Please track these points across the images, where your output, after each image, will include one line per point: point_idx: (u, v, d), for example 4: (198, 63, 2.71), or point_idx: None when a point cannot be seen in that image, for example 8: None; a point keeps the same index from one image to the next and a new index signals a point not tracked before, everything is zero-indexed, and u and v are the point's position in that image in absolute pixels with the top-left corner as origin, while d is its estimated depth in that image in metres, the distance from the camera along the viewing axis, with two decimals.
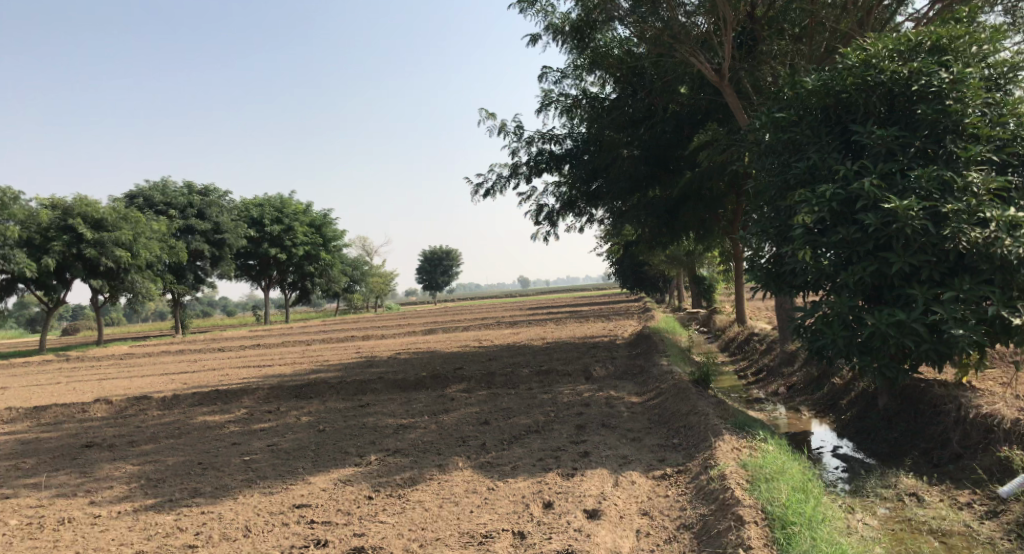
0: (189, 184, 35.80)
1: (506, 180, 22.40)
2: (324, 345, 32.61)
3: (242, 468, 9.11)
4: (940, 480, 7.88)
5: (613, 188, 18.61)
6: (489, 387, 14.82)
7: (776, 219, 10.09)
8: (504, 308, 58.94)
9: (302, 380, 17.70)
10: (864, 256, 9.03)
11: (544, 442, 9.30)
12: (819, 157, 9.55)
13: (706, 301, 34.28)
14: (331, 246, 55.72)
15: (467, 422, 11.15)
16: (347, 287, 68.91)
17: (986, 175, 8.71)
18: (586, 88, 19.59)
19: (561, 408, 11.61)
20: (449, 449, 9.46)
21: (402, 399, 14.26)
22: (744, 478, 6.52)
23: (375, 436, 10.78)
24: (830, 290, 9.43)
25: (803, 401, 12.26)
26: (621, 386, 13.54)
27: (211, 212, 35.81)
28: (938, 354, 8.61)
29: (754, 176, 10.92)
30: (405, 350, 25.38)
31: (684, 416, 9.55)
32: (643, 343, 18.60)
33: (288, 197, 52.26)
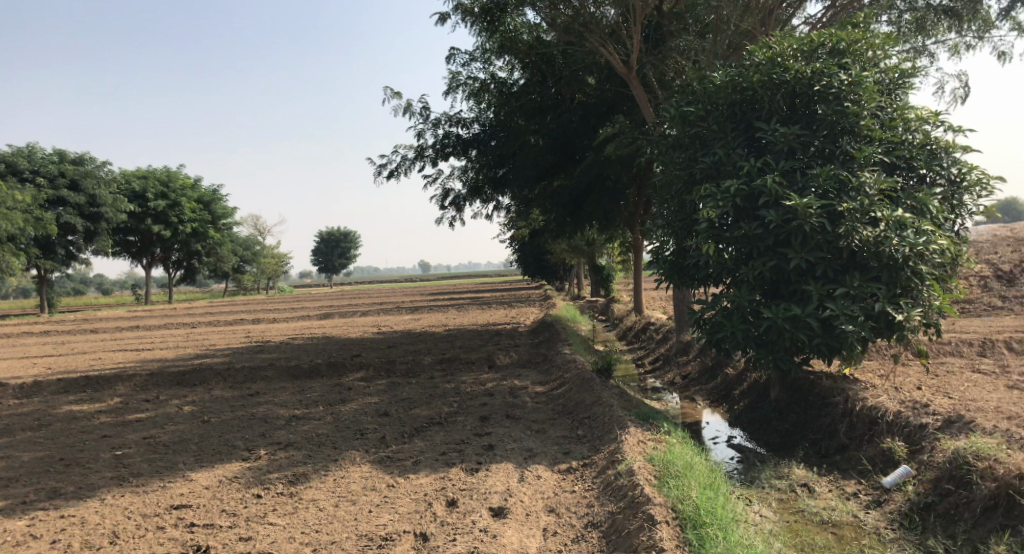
0: (58, 150, 33.45)
1: (411, 162, 21.89)
2: (211, 328, 31.09)
3: (111, 464, 8.39)
4: (828, 471, 7.74)
5: (520, 175, 18.46)
6: (389, 375, 14.41)
7: (682, 212, 10.17)
8: (403, 292, 58.19)
9: (185, 366, 16.71)
10: (764, 251, 9.13)
11: (446, 435, 9.02)
12: (724, 152, 9.62)
13: (606, 290, 34.88)
14: (220, 224, 53.34)
15: (364, 413, 10.74)
16: (237, 267, 66.21)
17: (878, 176, 9.00)
18: (494, 72, 19.38)
19: (463, 399, 11.37)
20: (346, 442, 9.03)
21: (296, 388, 13.66)
22: (651, 473, 6.47)
23: (266, 428, 10.21)
24: (730, 284, 9.53)
25: (700, 391, 12.49)
26: (524, 375, 13.44)
27: (86, 182, 33.54)
28: (829, 349, 8.76)
29: (662, 169, 10.97)
30: (298, 335, 24.50)
31: (588, 407, 9.49)
32: (545, 332, 18.59)
33: (175, 171, 49.58)
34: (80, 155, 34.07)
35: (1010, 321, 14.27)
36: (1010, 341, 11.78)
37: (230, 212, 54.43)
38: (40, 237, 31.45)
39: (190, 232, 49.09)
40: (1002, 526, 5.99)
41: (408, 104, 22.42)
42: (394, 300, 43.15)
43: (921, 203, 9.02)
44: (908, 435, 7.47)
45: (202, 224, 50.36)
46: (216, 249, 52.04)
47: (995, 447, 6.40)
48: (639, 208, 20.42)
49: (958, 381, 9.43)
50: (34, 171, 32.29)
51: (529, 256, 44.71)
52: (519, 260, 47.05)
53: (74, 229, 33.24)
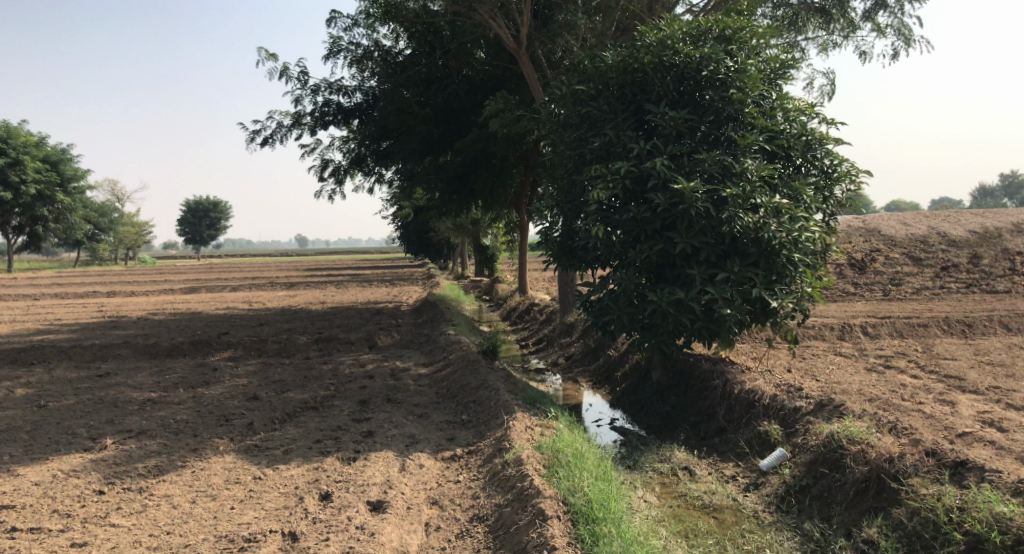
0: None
1: (288, 130, 20.82)
2: (58, 302, 28.56)
3: None
4: (707, 454, 7.67)
5: (404, 148, 17.90)
6: (260, 355, 13.64)
7: (571, 194, 10.02)
8: (277, 267, 55.94)
9: (24, 344, 15.14)
10: (651, 235, 9.03)
11: (322, 421, 8.49)
12: (614, 133, 9.45)
13: (489, 270, 34.77)
14: (70, 188, 49.28)
15: (230, 397, 9.99)
16: (91, 234, 61.47)
17: (759, 162, 8.89)
18: (378, 39, 18.68)
19: (341, 381, 10.85)
20: (209, 429, 8.32)
21: (154, 369, 12.63)
22: (540, 463, 6.24)
23: (116, 414, 9.29)
24: (617, 266, 9.42)
25: (582, 372, 12.52)
26: (406, 356, 13.01)
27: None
28: (709, 333, 8.78)
29: (553, 148, 10.78)
30: (159, 311, 22.87)
31: (473, 390, 9.21)
32: (427, 312, 18.17)
33: (15, 127, 45.13)
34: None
35: (864, 307, 15.16)
36: (866, 325, 12.45)
37: (80, 175, 50.17)
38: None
39: (34, 194, 44.99)
40: (874, 507, 6.06)
41: (285, 68, 21.28)
42: (266, 275, 41.30)
43: (798, 191, 8.99)
44: (783, 419, 7.48)
45: (47, 186, 46.19)
46: (65, 214, 47.91)
47: (867, 431, 6.59)
48: (524, 187, 20.47)
49: (823, 364, 9.79)
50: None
51: (410, 233, 43.99)
52: (401, 237, 46.18)
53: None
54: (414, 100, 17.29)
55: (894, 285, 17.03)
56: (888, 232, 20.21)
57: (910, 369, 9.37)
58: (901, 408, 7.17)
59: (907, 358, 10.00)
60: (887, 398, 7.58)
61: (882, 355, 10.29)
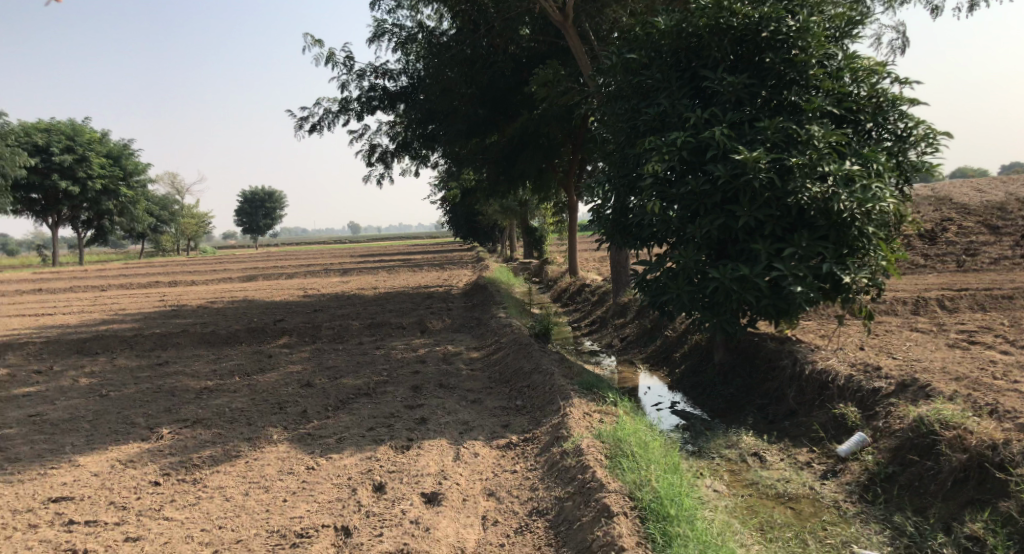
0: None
1: (335, 115, 20.80)
2: (122, 292, 29.31)
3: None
4: (778, 438, 7.23)
5: (451, 129, 17.66)
6: (314, 341, 13.61)
7: (624, 169, 9.59)
8: (331, 253, 56.60)
9: (88, 334, 15.46)
10: (710, 209, 8.55)
11: (375, 407, 8.32)
12: (669, 102, 8.95)
13: (539, 251, 34.39)
14: (133, 181, 50.58)
15: (284, 384, 9.91)
16: (154, 227, 63.13)
17: (826, 128, 8.30)
18: (422, 21, 18.46)
19: (394, 367, 10.70)
20: (262, 418, 8.22)
21: (211, 356, 12.69)
22: (602, 454, 5.91)
23: (173, 403, 9.29)
24: (675, 243, 8.95)
25: (639, 354, 12.13)
26: (458, 340, 12.81)
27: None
28: (776, 311, 8.32)
29: (604, 121, 10.33)
30: (218, 299, 23.23)
31: (527, 374, 8.93)
32: (479, 295, 17.99)
33: (79, 124, 46.41)
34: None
35: (938, 279, 14.34)
36: (942, 298, 11.72)
37: (141, 168, 51.40)
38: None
39: (100, 189, 46.25)
40: (974, 500, 5.60)
41: (331, 53, 21.21)
42: (320, 262, 41.70)
43: (870, 157, 8.38)
44: (861, 401, 6.99)
45: (111, 180, 47.50)
46: (128, 207, 49.21)
47: (963, 415, 6.08)
48: (574, 165, 20.07)
49: (898, 341, 9.21)
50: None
51: (460, 217, 43.83)
52: (451, 221, 46.11)
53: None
54: (459, 80, 17.01)
55: (970, 256, 16.09)
56: (960, 200, 19.16)
57: (996, 344, 8.74)
58: (993, 387, 6.62)
59: (992, 333, 9.35)
60: (976, 377, 7.02)
61: (964, 330, 9.64)
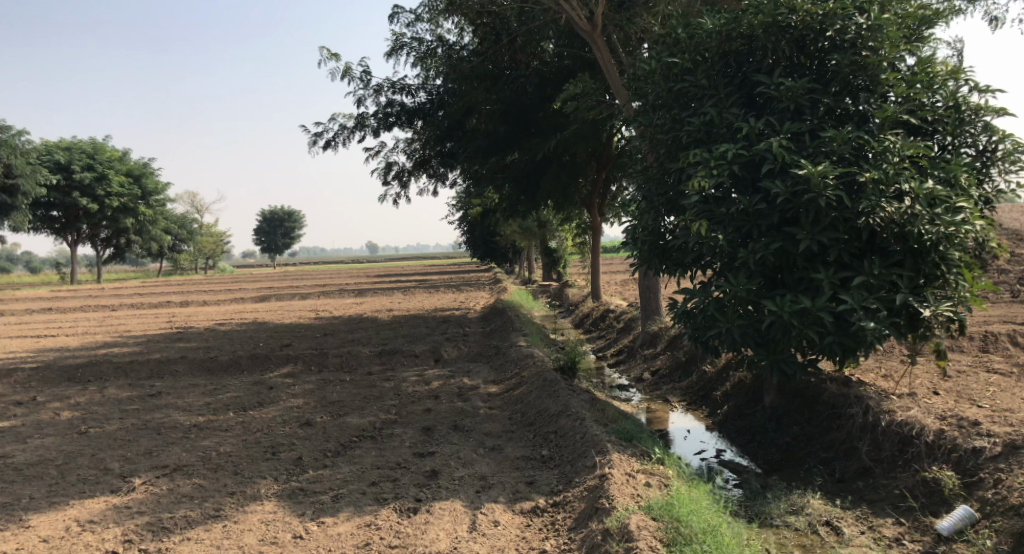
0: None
1: (350, 132, 20.10)
2: (133, 312, 28.57)
3: None
4: (854, 504, 6.14)
5: (470, 148, 16.80)
6: (320, 371, 12.63)
7: (664, 185, 8.56)
8: (348, 273, 55.87)
9: (84, 359, 14.57)
10: (765, 231, 7.49)
11: (380, 455, 7.30)
12: (716, 111, 7.91)
13: (556, 274, 33.23)
14: (151, 200, 50.23)
15: (282, 422, 8.92)
16: (172, 245, 62.86)
17: (903, 138, 7.26)
18: (441, 35, 17.86)
19: (404, 403, 9.67)
20: (250, 466, 7.22)
21: (208, 387, 11.72)
22: (658, 540, 4.87)
23: (156, 443, 8.31)
24: (723, 270, 7.89)
25: (673, 391, 11.04)
26: (475, 372, 11.76)
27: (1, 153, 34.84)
28: (843, 349, 7.20)
29: (640, 134, 9.31)
30: (227, 321, 22.36)
31: (553, 418, 7.88)
32: (496, 320, 16.98)
33: (100, 143, 46.23)
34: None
35: (996, 311, 13.13)
36: (1013, 334, 10.53)
37: (160, 187, 51.06)
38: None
39: (118, 207, 45.83)
40: None
41: (347, 67, 20.51)
42: (336, 283, 40.92)
43: (952, 172, 7.29)
44: (958, 464, 5.96)
45: (131, 199, 47.12)
46: (147, 226, 48.85)
47: None
48: (597, 185, 19.19)
49: (977, 384, 8.05)
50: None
51: (477, 238, 42.82)
52: (466, 242, 45.10)
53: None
54: (480, 96, 16.17)
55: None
56: (1010, 226, 17.96)
57: None
58: None
59: None
60: None
61: None
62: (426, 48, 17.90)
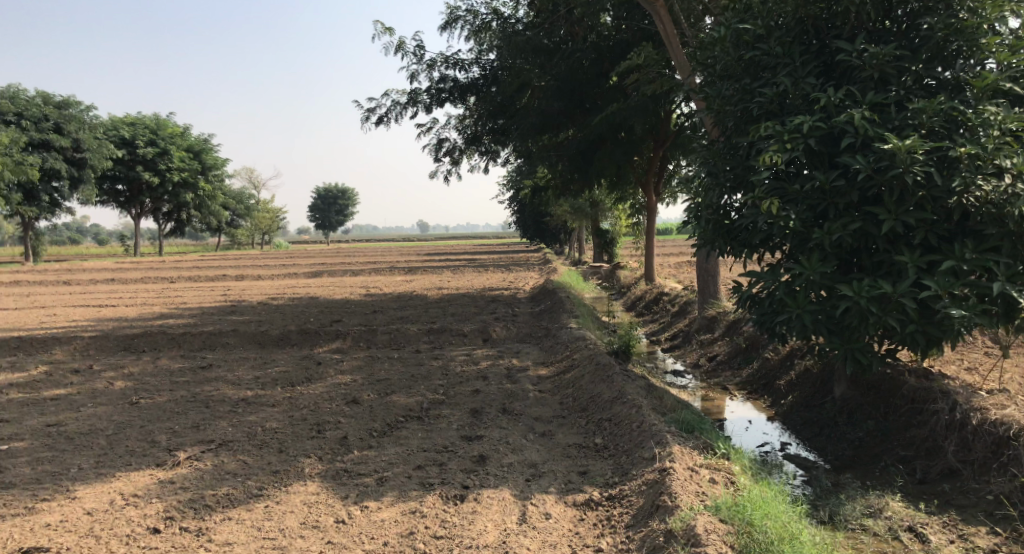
0: (42, 94, 35.29)
1: (402, 107, 19.88)
2: (190, 285, 29.02)
3: None
4: (942, 509, 5.82)
5: (523, 123, 16.33)
6: (369, 348, 12.48)
7: (731, 161, 8.06)
8: (399, 251, 56.06)
9: (139, 330, 14.70)
10: (843, 211, 6.96)
11: (427, 437, 7.04)
12: (791, 81, 7.37)
13: (608, 256, 32.64)
14: (210, 175, 51.12)
15: (328, 399, 8.74)
16: (230, 220, 64.05)
17: (1002, 109, 6.63)
18: (497, 7, 17.47)
19: (452, 383, 9.42)
20: (295, 444, 7.03)
21: (258, 361, 11.65)
22: (728, 545, 4.52)
23: (203, 417, 8.20)
24: (794, 252, 7.38)
25: (732, 379, 10.56)
26: (525, 354, 11.44)
27: (68, 127, 35.70)
28: (927, 340, 6.67)
29: (705, 107, 8.80)
30: (279, 295, 22.47)
31: (607, 404, 7.51)
32: (547, 301, 16.64)
33: (163, 119, 47.11)
34: (63, 100, 36.26)
35: None
36: None
37: (219, 163, 51.89)
38: (24, 183, 33.65)
39: (179, 182, 46.68)
40: None
41: (400, 41, 20.23)
42: (387, 260, 41.02)
43: None
44: None
45: (191, 174, 47.97)
46: (206, 200, 49.75)
47: None
48: (654, 163, 18.60)
49: None
50: (19, 113, 34.39)
51: (528, 218, 42.39)
52: (517, 223, 44.71)
53: (58, 175, 35.63)
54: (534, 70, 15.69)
55: None
56: None
57: None
58: None
59: None
60: None
61: None
62: (481, 21, 17.53)
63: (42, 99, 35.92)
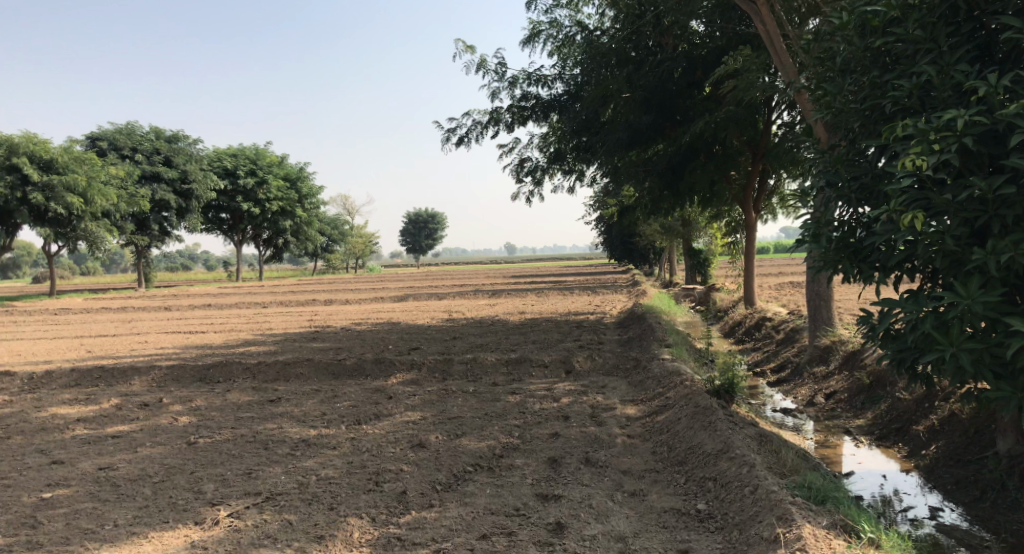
0: (155, 129, 36.83)
1: (484, 127, 19.24)
2: (279, 310, 29.08)
3: (15, 535, 5.85)
4: None
5: (609, 139, 15.28)
6: (445, 380, 11.62)
7: (857, 169, 6.87)
8: (486, 275, 55.46)
9: (216, 358, 14.31)
10: (1012, 226, 5.79)
11: (496, 493, 6.10)
12: (936, 69, 6.16)
13: (701, 277, 30.88)
14: (307, 203, 52.22)
15: (394, 442, 7.89)
16: (324, 245, 65.38)
17: None
18: (581, 20, 16.70)
19: (530, 424, 8.42)
20: (348, 498, 6.14)
21: (328, 395, 10.95)
22: None
23: (258, 461, 7.44)
24: (946, 276, 6.21)
25: (854, 422, 9.16)
26: (612, 389, 10.31)
27: (178, 159, 37.06)
28: None
29: (820, 108, 7.59)
30: (362, 321, 22.01)
31: (709, 458, 6.43)
32: (636, 327, 15.46)
33: (262, 148, 48.48)
34: (173, 134, 37.75)
35: None
36: None
37: (315, 190, 53.04)
38: (136, 213, 34.93)
39: (277, 210, 47.74)
40: None
41: (482, 59, 19.64)
42: (474, 283, 40.56)
43: None
44: None
45: (290, 202, 49.03)
46: (303, 227, 50.75)
47: None
48: (753, 178, 17.23)
49: None
50: (133, 148, 35.95)
51: (615, 239, 40.94)
52: (605, 244, 43.34)
53: (168, 206, 36.93)
54: (618, 83, 14.74)
55: None
56: None
57: None
58: None
59: None
60: None
61: None
62: (565, 35, 16.76)
63: (155, 134, 37.54)
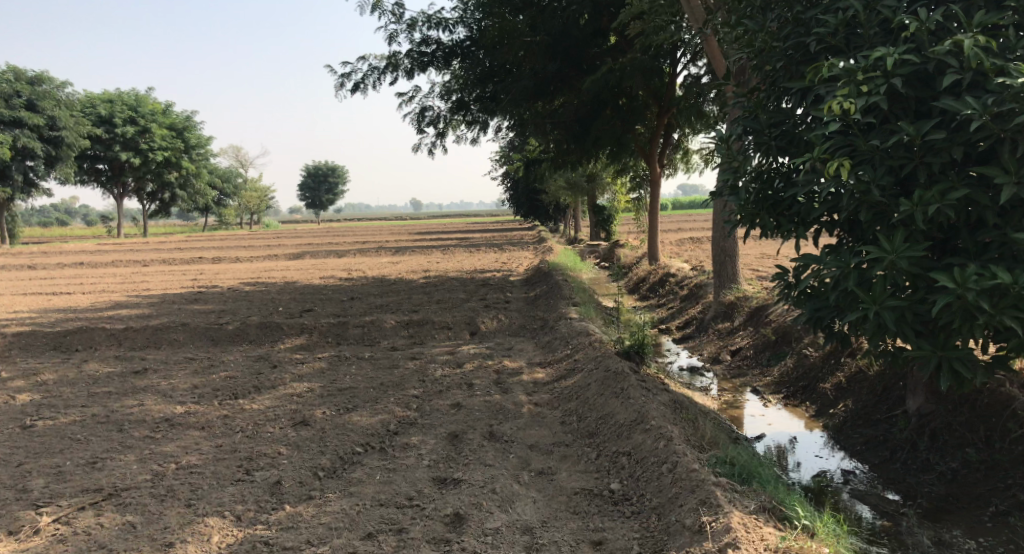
0: (15, 70, 33.08)
1: (381, 73, 18.01)
2: (163, 269, 27.00)
3: None
4: None
5: (513, 88, 14.45)
6: (337, 345, 10.70)
7: (778, 113, 6.35)
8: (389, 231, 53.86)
9: (79, 324, 12.79)
10: (938, 176, 5.41)
11: (385, 479, 5.37)
12: (863, 4, 5.66)
13: (606, 234, 30.67)
14: (194, 154, 48.91)
15: (272, 419, 6.99)
16: (216, 198, 61.87)
17: None
18: None
19: (428, 393, 7.65)
20: (209, 492, 5.27)
21: (203, 364, 9.84)
22: None
23: (107, 447, 6.40)
24: (869, 230, 5.80)
25: (763, 381, 8.88)
26: (517, 351, 9.68)
27: (43, 104, 33.61)
28: None
29: (735, 48, 7.03)
30: (253, 280, 20.54)
31: (625, 431, 5.88)
32: (541, 284, 14.89)
33: (143, 95, 44.87)
34: (37, 76, 34.12)
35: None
36: None
37: (203, 141, 49.75)
38: None
39: (162, 162, 44.53)
40: None
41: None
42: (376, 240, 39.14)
43: None
44: None
45: (176, 153, 45.79)
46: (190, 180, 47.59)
47: None
48: (658, 131, 16.82)
49: None
50: None
51: (520, 195, 40.33)
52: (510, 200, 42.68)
53: (34, 154, 33.48)
54: (522, 27, 13.85)
55: None
56: None
57: None
58: None
59: None
60: None
61: None
62: None
63: (15, 75, 33.76)
